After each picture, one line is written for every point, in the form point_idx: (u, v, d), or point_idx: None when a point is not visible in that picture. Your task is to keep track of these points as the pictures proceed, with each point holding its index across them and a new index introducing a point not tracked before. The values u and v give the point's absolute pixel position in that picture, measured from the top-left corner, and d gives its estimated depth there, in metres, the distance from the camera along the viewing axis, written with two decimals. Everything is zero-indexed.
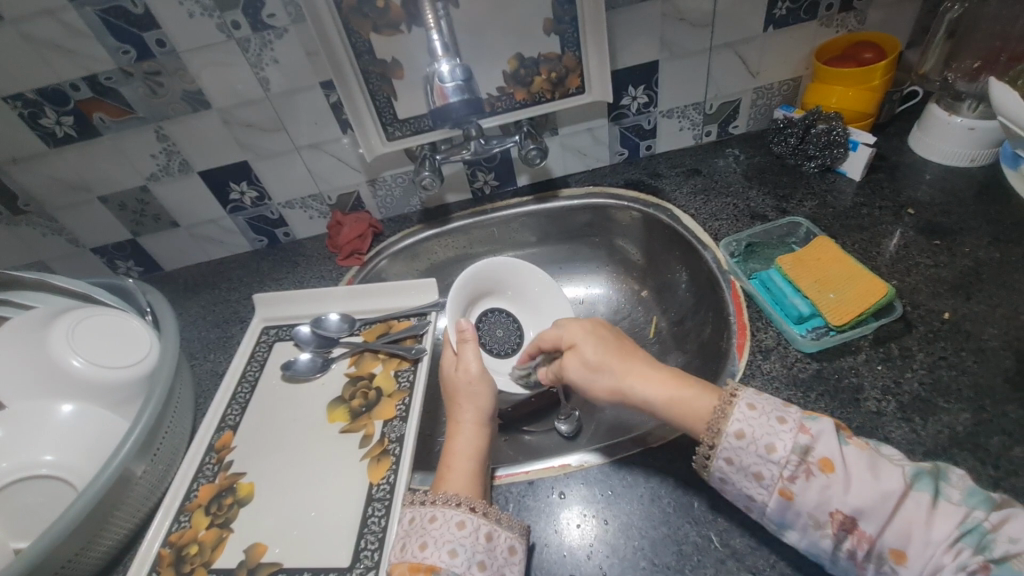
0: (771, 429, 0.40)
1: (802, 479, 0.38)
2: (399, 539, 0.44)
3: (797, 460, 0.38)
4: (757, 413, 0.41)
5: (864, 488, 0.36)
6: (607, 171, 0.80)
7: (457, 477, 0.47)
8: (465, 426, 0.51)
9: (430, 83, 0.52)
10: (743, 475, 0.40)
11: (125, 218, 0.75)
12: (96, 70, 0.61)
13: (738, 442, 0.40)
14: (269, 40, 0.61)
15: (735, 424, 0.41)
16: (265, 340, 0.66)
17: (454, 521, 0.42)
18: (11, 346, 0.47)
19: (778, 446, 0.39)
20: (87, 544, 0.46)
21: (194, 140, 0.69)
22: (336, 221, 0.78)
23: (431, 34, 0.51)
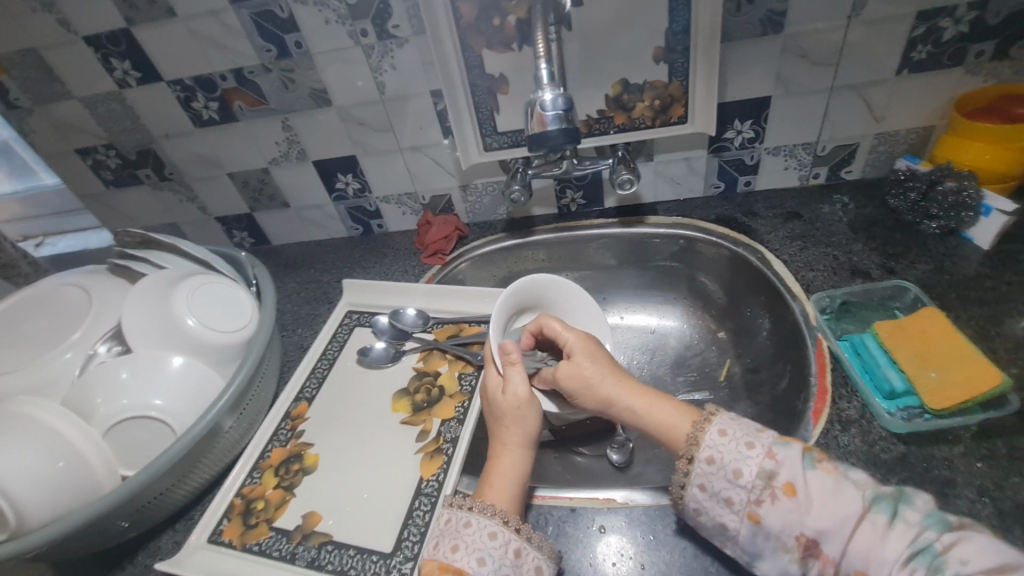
0: (740, 452, 0.42)
1: (768, 502, 0.40)
2: (434, 537, 0.46)
3: (762, 483, 0.40)
4: (727, 439, 0.42)
5: (825, 512, 0.37)
6: (698, 203, 0.78)
7: (496, 493, 0.48)
8: (512, 446, 0.52)
9: (531, 108, 0.53)
10: (715, 501, 0.42)
11: (246, 194, 0.84)
12: (242, 64, 0.69)
13: (710, 469, 0.42)
14: (391, 48, 0.65)
15: (706, 450, 0.43)
16: (348, 323, 0.71)
17: (487, 531, 0.44)
18: (143, 298, 0.54)
19: (744, 471, 0.41)
20: (177, 481, 0.52)
21: (313, 132, 0.75)
22: (426, 220, 0.82)
23: (540, 63, 0.54)
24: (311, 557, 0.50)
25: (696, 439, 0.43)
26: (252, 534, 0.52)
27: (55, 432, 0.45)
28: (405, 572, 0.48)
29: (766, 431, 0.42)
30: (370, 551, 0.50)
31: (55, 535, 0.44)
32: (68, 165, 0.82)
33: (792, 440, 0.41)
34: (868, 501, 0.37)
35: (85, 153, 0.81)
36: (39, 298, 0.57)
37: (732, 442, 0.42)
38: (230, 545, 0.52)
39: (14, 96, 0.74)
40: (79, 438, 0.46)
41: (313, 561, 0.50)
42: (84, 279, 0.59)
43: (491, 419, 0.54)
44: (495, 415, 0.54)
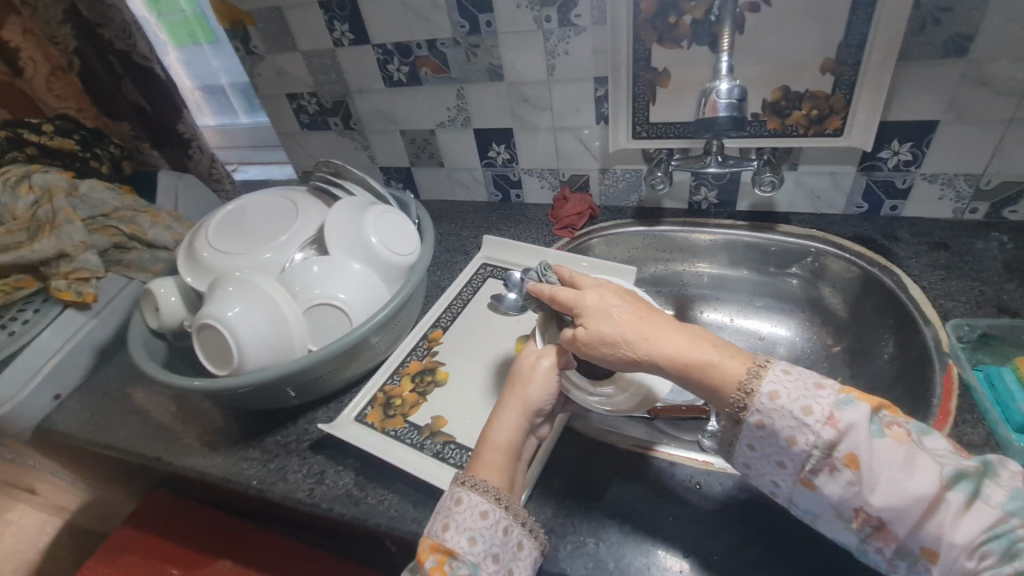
0: (795, 420, 0.39)
1: (827, 473, 0.38)
2: (433, 514, 0.46)
3: (821, 452, 0.38)
4: (791, 381, 0.40)
5: (893, 489, 0.36)
6: (836, 219, 0.78)
7: (484, 464, 0.47)
8: (510, 412, 0.50)
9: (706, 95, 0.58)
10: (766, 461, 0.41)
11: (410, 150, 0.96)
12: (437, 36, 0.79)
13: (760, 433, 0.40)
14: (568, 34, 0.73)
15: (760, 403, 0.40)
16: (482, 273, 0.81)
17: (478, 511, 0.44)
18: (342, 214, 0.65)
19: (798, 439, 0.39)
20: (342, 365, 0.64)
21: (481, 103, 0.85)
22: (563, 196, 0.89)
23: (723, 54, 0.58)
24: (436, 449, 0.59)
25: (752, 383, 0.40)
26: (390, 422, 0.62)
27: (274, 301, 0.57)
28: None
29: (826, 388, 0.39)
30: None
31: (261, 380, 0.57)
32: (277, 107, 1.00)
33: (858, 399, 0.38)
34: (948, 479, 0.35)
35: (293, 98, 0.97)
36: (255, 203, 0.71)
37: (786, 406, 0.39)
38: (372, 426, 0.62)
39: (255, 44, 0.91)
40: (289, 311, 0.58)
41: (437, 453, 0.59)
42: (290, 194, 0.72)
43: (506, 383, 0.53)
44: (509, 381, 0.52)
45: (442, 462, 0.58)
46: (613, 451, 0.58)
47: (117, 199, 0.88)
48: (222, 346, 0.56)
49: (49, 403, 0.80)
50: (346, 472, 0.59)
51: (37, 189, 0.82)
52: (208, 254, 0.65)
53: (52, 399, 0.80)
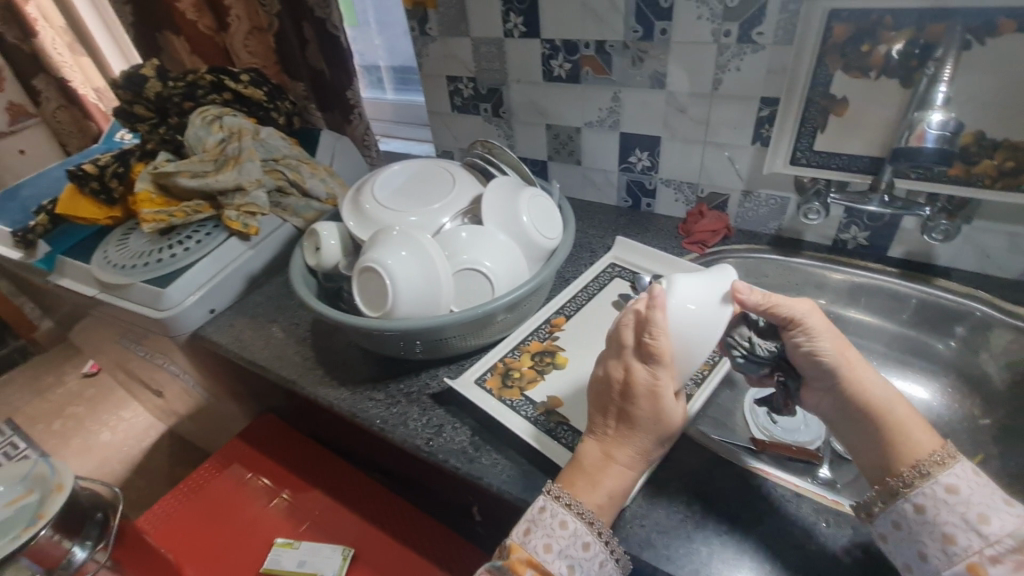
0: (963, 521, 0.42)
1: (1005, 565, 0.40)
2: (526, 522, 0.48)
3: (1011, 543, 0.40)
4: (978, 480, 0.44)
5: None
6: (1005, 284, 0.71)
7: (604, 505, 0.48)
8: (637, 462, 0.50)
9: (911, 126, 0.59)
10: (930, 531, 0.43)
11: (551, 144, 1.00)
12: (608, 38, 0.82)
13: (946, 497, 0.43)
14: (745, 51, 0.72)
15: (951, 478, 0.44)
16: (609, 271, 0.82)
17: (583, 543, 0.46)
18: (497, 191, 0.69)
19: (990, 521, 0.42)
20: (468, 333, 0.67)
21: (635, 108, 0.86)
22: (698, 211, 0.88)
23: (939, 86, 0.58)
24: (549, 427, 0.60)
25: (939, 462, 0.44)
26: (507, 392, 0.65)
27: (428, 259, 0.61)
28: None
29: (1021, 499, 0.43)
30: None
31: (405, 329, 0.61)
32: (435, 87, 1.07)
33: None
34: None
35: (452, 81, 1.03)
36: (414, 170, 0.77)
37: (985, 495, 0.43)
38: (490, 391, 0.65)
39: (431, 27, 0.98)
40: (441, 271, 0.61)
41: (551, 431, 0.60)
42: (446, 166, 0.77)
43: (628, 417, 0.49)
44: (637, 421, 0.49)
45: (555, 440, 0.59)
46: (734, 468, 0.56)
47: (286, 147, 0.98)
48: (376, 294, 0.62)
49: (205, 315, 0.90)
50: (463, 430, 0.62)
51: (226, 129, 0.94)
52: (370, 207, 0.71)
53: (208, 312, 0.90)
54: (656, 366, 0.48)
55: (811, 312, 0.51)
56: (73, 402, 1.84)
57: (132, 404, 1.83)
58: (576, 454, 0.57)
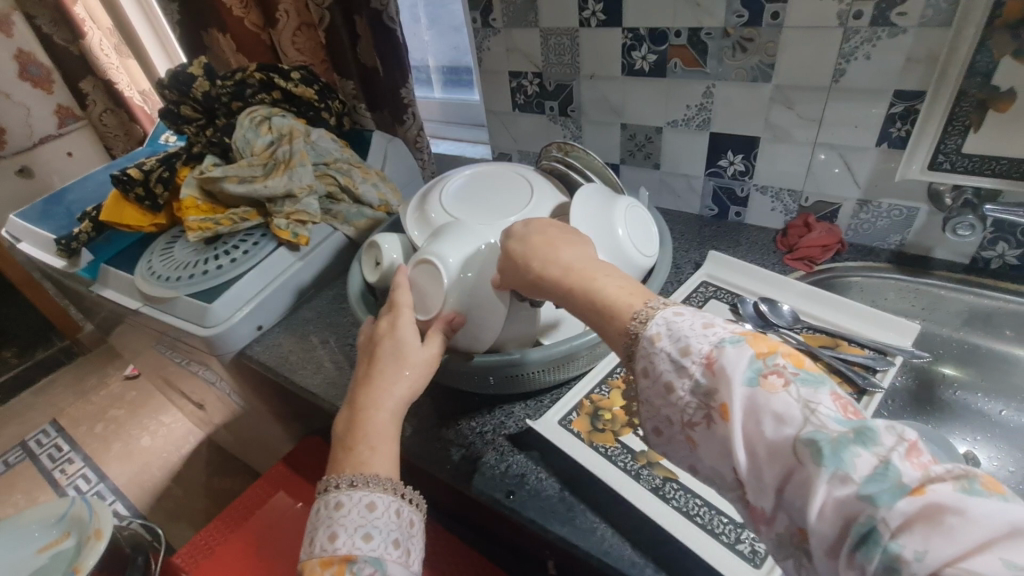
0: (673, 363, 0.35)
1: (704, 426, 0.34)
2: (313, 530, 0.44)
3: (700, 402, 0.34)
4: (662, 343, 0.36)
5: (752, 441, 0.31)
6: None
7: (382, 460, 0.45)
8: (399, 406, 0.47)
9: None
10: (661, 421, 0.37)
11: (625, 146, 0.90)
12: (704, 25, 0.72)
13: (646, 386, 0.37)
14: (880, 36, 0.61)
15: (654, 327, 0.37)
16: (703, 292, 0.72)
17: (365, 502, 0.43)
18: (590, 198, 0.59)
19: (676, 387, 0.35)
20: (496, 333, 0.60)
21: (731, 105, 0.76)
22: (805, 223, 0.76)
23: None
24: (656, 484, 0.51)
25: (645, 317, 0.37)
26: (599, 437, 0.56)
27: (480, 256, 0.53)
28: (758, 549, 0.45)
29: (716, 326, 0.35)
30: (718, 507, 0.48)
31: None
32: (495, 84, 0.98)
33: (748, 342, 0.34)
34: (800, 443, 0.29)
35: (514, 77, 0.95)
36: (485, 174, 0.68)
37: (684, 334, 0.36)
38: (579, 435, 0.56)
39: (494, 17, 0.89)
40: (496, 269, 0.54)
41: (657, 489, 0.50)
42: (522, 172, 0.69)
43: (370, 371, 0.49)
44: (390, 359, 0.49)
45: (664, 501, 0.49)
46: None
47: (337, 150, 0.91)
48: (415, 295, 0.54)
49: (252, 332, 0.83)
50: (550, 482, 0.53)
51: (275, 130, 0.88)
52: (438, 218, 0.63)
53: (255, 329, 0.83)
54: (399, 311, 0.52)
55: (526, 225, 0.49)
56: (114, 405, 1.83)
57: (172, 409, 1.80)
58: (693, 522, 0.48)
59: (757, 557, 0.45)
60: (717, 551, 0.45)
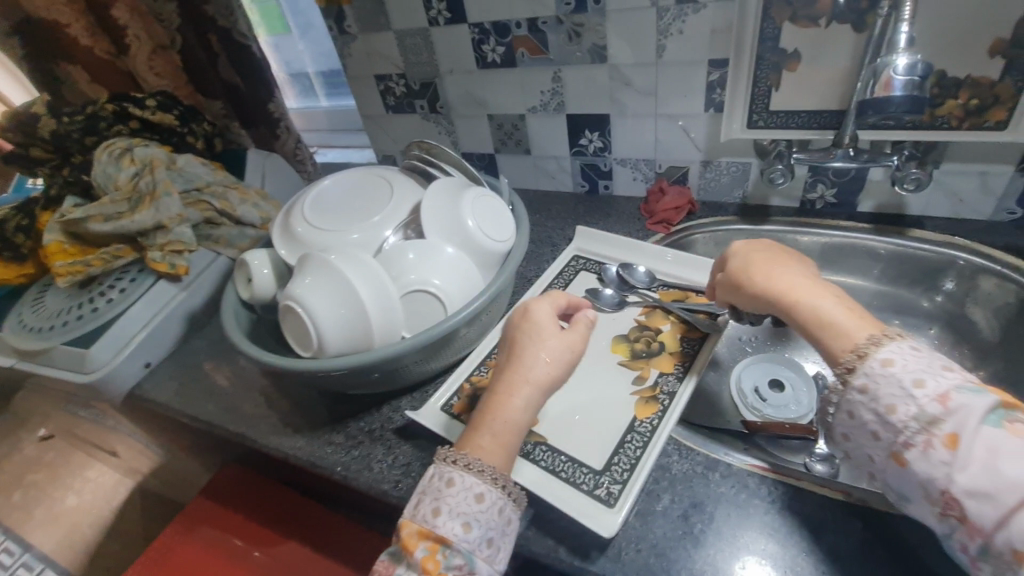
0: (903, 391, 0.40)
1: (920, 450, 0.39)
2: (416, 497, 0.45)
3: (920, 425, 0.39)
4: (892, 369, 0.41)
5: (983, 475, 0.35)
6: (981, 227, 0.68)
7: (492, 442, 0.46)
8: (529, 388, 0.48)
9: (876, 73, 0.51)
10: (861, 431, 0.42)
11: (496, 135, 0.93)
12: (539, 14, 0.75)
13: (860, 398, 0.42)
14: (685, 12, 0.67)
15: (884, 354, 0.42)
16: (574, 265, 0.77)
17: (473, 493, 0.43)
18: (440, 195, 0.63)
19: (899, 409, 0.40)
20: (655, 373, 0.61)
21: (578, 87, 0.81)
22: (659, 188, 0.83)
23: (901, 25, 0.51)
24: (526, 449, 0.55)
25: (873, 343, 0.43)
26: None
27: (355, 286, 0.54)
28: (612, 491, 0.50)
29: (954, 371, 0.40)
30: (579, 460, 0.53)
31: (352, 365, 0.55)
32: (364, 89, 0.99)
33: (989, 391, 0.38)
34: None
35: (381, 80, 0.96)
36: (347, 182, 0.70)
37: (897, 376, 0.41)
38: (459, 417, 0.59)
39: (349, 23, 0.90)
40: (364, 295, 0.54)
41: (527, 453, 0.54)
42: (383, 173, 0.70)
43: (505, 354, 0.51)
44: (516, 363, 0.49)
45: (533, 464, 0.54)
46: (728, 469, 0.51)
47: (209, 174, 0.89)
48: (296, 326, 0.56)
49: (140, 371, 0.82)
50: (433, 465, 0.57)
51: (138, 161, 0.84)
52: (302, 229, 0.64)
53: (143, 367, 0.83)
54: (534, 320, 0.51)
55: (735, 250, 0.56)
56: None
57: None
58: (557, 476, 0.52)
59: (611, 498, 0.50)
60: (577, 498, 0.50)
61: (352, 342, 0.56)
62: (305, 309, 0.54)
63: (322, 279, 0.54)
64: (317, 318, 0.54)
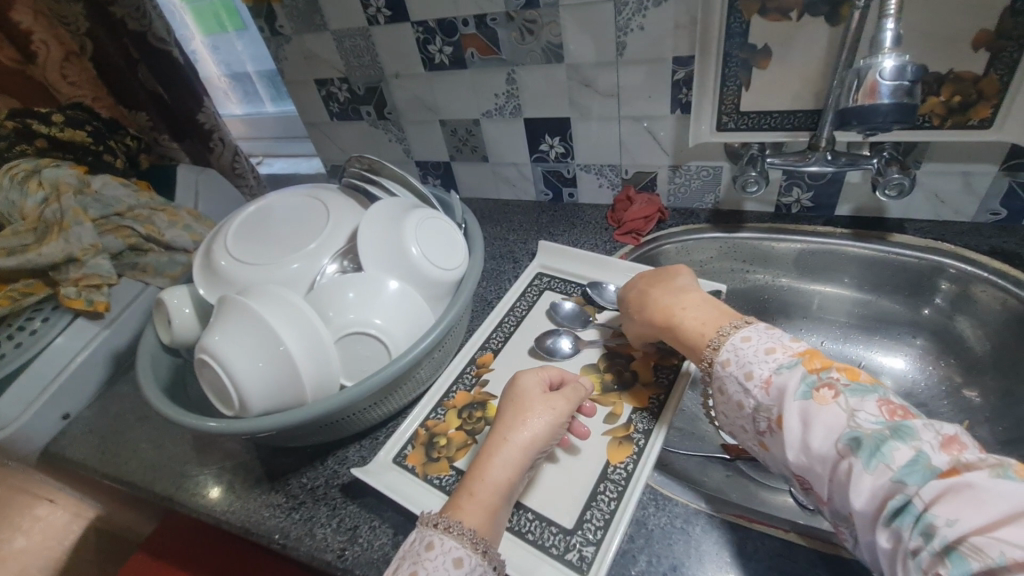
0: (740, 385, 0.42)
1: (769, 434, 0.40)
2: (398, 559, 0.38)
3: (762, 413, 0.40)
4: (733, 366, 0.43)
5: (808, 452, 0.36)
6: (964, 229, 0.64)
7: (475, 505, 0.41)
8: (513, 449, 0.44)
9: (859, 76, 0.46)
10: (734, 426, 0.44)
11: (450, 142, 0.86)
12: (487, 10, 0.68)
13: (722, 400, 0.45)
14: (646, 6, 0.61)
15: (727, 351, 0.44)
16: (537, 285, 0.71)
17: (451, 557, 0.36)
18: (382, 220, 0.56)
19: (744, 403, 0.42)
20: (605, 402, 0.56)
21: (535, 90, 0.74)
22: (626, 196, 0.77)
23: (886, 21, 0.45)
24: None
25: (723, 335, 0.46)
26: (433, 467, 0.53)
27: (280, 334, 0.47)
28: (585, 555, 0.44)
29: (776, 352, 0.42)
30: (547, 518, 0.47)
31: (284, 423, 0.47)
32: (304, 95, 0.90)
33: (802, 362, 0.40)
34: (845, 441, 0.34)
35: (321, 85, 0.87)
36: (278, 206, 0.62)
37: (740, 370, 0.43)
38: (413, 471, 0.53)
39: (281, 24, 0.81)
40: (293, 348, 0.47)
41: None
42: (320, 194, 0.63)
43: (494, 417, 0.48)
44: (506, 415, 0.47)
45: None
46: (707, 520, 0.46)
47: (131, 196, 0.80)
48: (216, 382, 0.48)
49: (58, 423, 0.74)
50: (384, 529, 0.50)
51: (46, 185, 0.74)
52: (226, 264, 0.56)
53: (61, 418, 0.74)
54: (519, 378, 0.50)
55: (632, 285, 0.57)
56: None
57: None
58: (522, 540, 0.46)
59: (584, 564, 0.44)
60: (545, 567, 0.44)
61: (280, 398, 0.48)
62: (223, 364, 0.46)
63: (242, 331, 0.47)
64: (238, 372, 0.46)
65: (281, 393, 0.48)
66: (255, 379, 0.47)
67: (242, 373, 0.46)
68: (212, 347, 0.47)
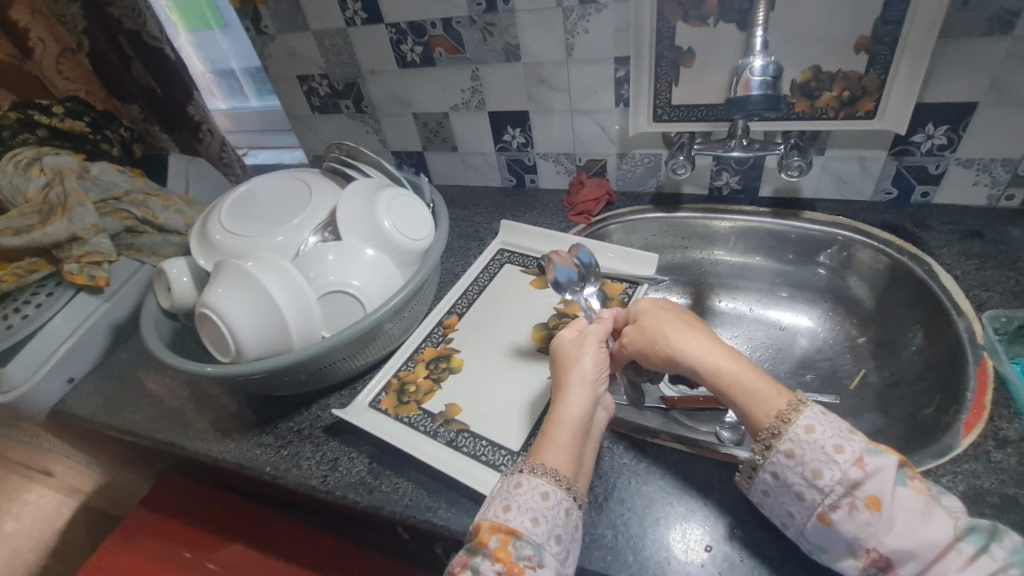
0: (825, 455, 0.41)
1: (845, 510, 0.40)
2: (488, 500, 0.45)
3: (844, 488, 0.40)
4: (813, 436, 0.42)
5: (907, 535, 0.39)
6: (864, 207, 0.75)
7: (554, 447, 0.46)
8: (581, 391, 0.49)
9: (738, 73, 0.56)
10: (786, 492, 0.43)
11: (423, 134, 0.95)
12: (452, 14, 0.77)
13: (788, 463, 0.42)
14: (589, 12, 0.70)
15: (806, 419, 0.43)
16: (499, 259, 0.80)
17: (540, 491, 0.43)
18: (357, 197, 0.64)
19: (824, 474, 0.41)
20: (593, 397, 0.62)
21: (496, 86, 0.83)
22: (579, 180, 0.87)
23: (755, 31, 0.57)
24: (449, 438, 0.58)
25: (793, 413, 0.44)
26: (404, 408, 0.62)
27: (268, 291, 0.55)
28: None
29: (857, 434, 0.42)
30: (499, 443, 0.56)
31: (274, 367, 0.56)
32: (288, 89, 0.98)
33: (886, 450, 0.41)
34: (963, 532, 0.39)
35: (304, 80, 0.95)
36: (265, 187, 0.70)
37: (817, 443, 0.42)
38: (386, 412, 0.61)
39: (266, 24, 0.89)
40: (282, 303, 0.55)
41: (451, 441, 0.58)
42: (302, 177, 0.71)
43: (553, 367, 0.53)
44: (561, 363, 0.52)
45: (456, 451, 0.56)
46: (632, 442, 0.56)
47: (128, 181, 0.86)
48: (215, 334, 0.57)
49: (63, 387, 0.81)
50: (360, 459, 0.59)
51: (48, 171, 0.81)
52: (221, 237, 0.64)
53: (66, 383, 0.81)
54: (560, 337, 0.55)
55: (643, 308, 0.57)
56: None
57: None
58: (477, 461, 0.55)
59: None
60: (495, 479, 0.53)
61: (271, 347, 0.57)
62: (221, 317, 0.55)
63: (238, 288, 0.55)
64: (233, 325, 0.55)
65: (271, 343, 0.56)
66: (248, 329, 0.55)
67: (237, 325, 0.55)
68: (210, 303, 0.55)
